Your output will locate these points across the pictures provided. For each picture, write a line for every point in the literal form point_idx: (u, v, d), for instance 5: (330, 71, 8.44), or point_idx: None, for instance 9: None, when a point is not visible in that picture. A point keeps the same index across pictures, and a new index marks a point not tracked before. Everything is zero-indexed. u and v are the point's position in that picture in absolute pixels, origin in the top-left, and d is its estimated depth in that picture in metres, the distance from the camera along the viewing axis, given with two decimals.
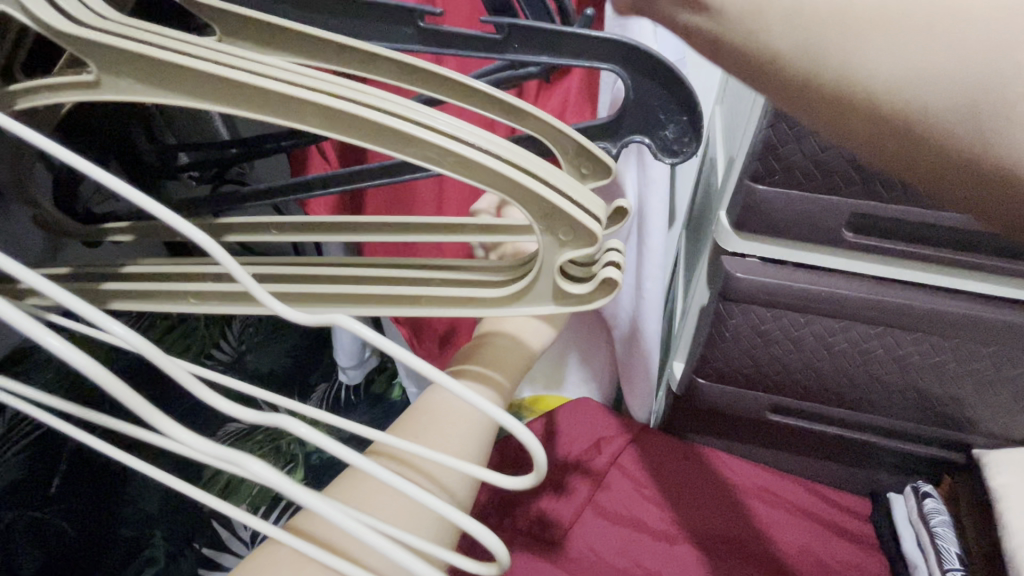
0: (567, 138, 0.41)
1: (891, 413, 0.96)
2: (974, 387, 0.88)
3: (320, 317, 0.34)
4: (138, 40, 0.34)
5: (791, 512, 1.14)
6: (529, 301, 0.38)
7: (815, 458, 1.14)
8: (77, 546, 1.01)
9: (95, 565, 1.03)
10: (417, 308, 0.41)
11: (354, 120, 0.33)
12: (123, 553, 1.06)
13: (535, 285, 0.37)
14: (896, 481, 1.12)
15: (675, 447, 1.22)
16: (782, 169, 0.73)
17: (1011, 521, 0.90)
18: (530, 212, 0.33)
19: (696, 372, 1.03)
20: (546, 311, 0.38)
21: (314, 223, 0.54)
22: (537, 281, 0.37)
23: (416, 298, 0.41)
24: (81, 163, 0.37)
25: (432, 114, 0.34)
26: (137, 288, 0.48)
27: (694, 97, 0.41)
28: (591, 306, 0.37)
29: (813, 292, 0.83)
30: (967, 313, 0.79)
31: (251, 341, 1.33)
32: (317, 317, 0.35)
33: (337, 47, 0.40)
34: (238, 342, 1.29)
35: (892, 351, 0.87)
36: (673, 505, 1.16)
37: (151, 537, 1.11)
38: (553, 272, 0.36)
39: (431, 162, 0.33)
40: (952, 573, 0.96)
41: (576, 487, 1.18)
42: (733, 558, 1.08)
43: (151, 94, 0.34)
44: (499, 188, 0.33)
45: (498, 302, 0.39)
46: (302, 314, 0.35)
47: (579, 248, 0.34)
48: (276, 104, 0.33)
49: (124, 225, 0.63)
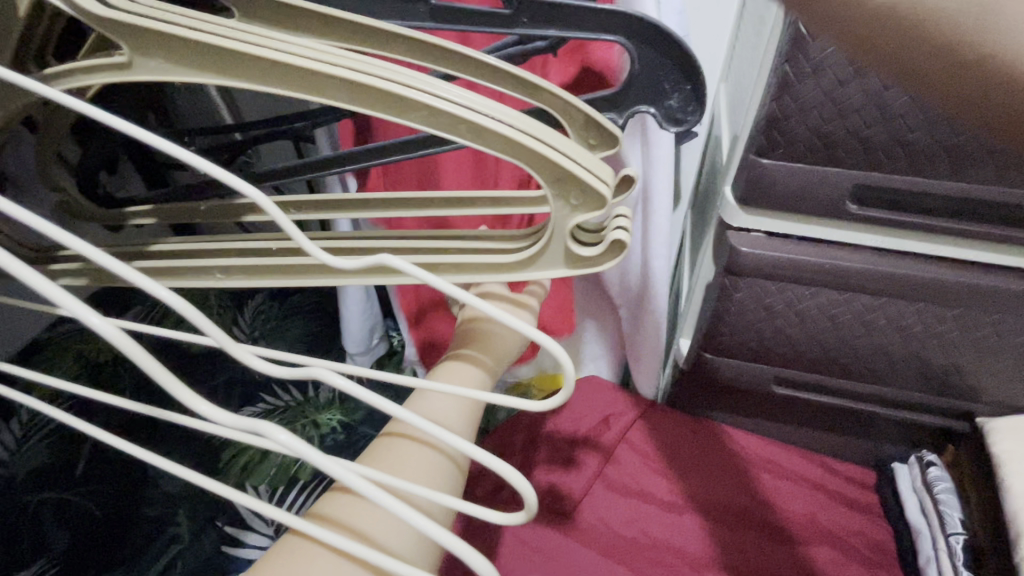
0: (575, 109, 0.43)
1: (895, 383, 0.98)
2: (977, 355, 0.89)
3: (365, 260, 0.36)
4: (165, 22, 0.36)
5: (797, 482, 1.16)
6: (541, 262, 0.40)
7: (820, 430, 1.16)
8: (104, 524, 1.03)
9: (118, 540, 1.02)
10: (433, 274, 0.43)
11: (372, 92, 0.35)
12: (146, 531, 1.04)
13: (547, 247, 0.39)
14: (900, 451, 1.14)
15: (683, 422, 1.24)
16: (786, 143, 0.73)
17: (1013, 486, 0.92)
18: (544, 177, 0.35)
19: (703, 346, 1.04)
20: (558, 274, 0.40)
21: (330, 200, 0.55)
22: (549, 241, 0.39)
23: (438, 264, 0.42)
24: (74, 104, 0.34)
25: (446, 86, 0.36)
26: (161, 263, 0.50)
27: (697, 65, 0.42)
28: (598, 268, 0.39)
29: (817, 264, 0.84)
30: (970, 282, 0.80)
31: (262, 328, 1.39)
32: (361, 261, 0.37)
33: (354, 25, 0.41)
34: (250, 328, 1.37)
35: (894, 320, 0.89)
36: (681, 476, 1.19)
37: (174, 517, 1.07)
38: (563, 235, 0.38)
39: (448, 131, 0.35)
40: (955, 537, 1.00)
41: (585, 461, 1.21)
42: (739, 527, 1.11)
43: (179, 74, 0.36)
44: (519, 158, 0.35)
45: (509, 267, 0.41)
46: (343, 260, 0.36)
47: (588, 212, 0.36)
48: (298, 80, 0.35)
49: (146, 208, 0.65)
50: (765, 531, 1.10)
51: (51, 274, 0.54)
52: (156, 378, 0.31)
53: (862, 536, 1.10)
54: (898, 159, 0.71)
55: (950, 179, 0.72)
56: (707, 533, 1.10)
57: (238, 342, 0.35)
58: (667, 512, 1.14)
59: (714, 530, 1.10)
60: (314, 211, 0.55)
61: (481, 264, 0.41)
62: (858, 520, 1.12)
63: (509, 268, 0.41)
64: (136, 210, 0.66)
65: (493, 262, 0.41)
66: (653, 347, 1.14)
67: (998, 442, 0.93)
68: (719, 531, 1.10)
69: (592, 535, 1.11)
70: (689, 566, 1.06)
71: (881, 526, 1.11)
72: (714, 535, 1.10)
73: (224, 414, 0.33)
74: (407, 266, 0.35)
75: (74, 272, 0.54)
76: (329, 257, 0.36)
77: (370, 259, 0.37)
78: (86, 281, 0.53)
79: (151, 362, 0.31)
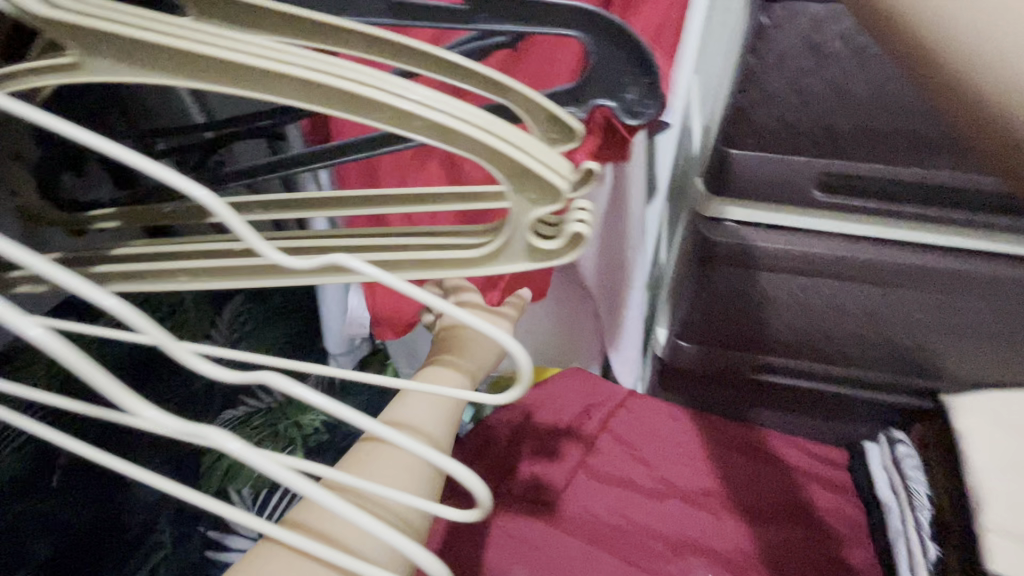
0: (536, 104, 0.43)
1: (865, 365, 1.01)
2: (941, 336, 0.93)
3: (320, 260, 0.36)
4: (116, 21, 0.35)
5: (774, 465, 1.20)
6: (502, 258, 0.41)
7: (796, 412, 1.20)
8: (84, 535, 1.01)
9: (103, 550, 1.03)
10: (395, 272, 0.43)
11: (329, 91, 0.35)
12: (132, 538, 1.07)
13: (507, 243, 0.40)
14: (871, 430, 1.18)
15: (663, 410, 1.28)
16: (752, 133, 0.75)
17: (975, 459, 0.96)
18: (502, 171, 0.36)
19: (680, 335, 1.06)
20: (520, 268, 0.40)
21: (299, 199, 0.55)
22: (508, 238, 0.39)
23: (401, 263, 0.43)
24: (20, 108, 0.33)
25: (404, 84, 0.36)
26: (125, 267, 0.50)
27: (652, 59, 0.43)
28: (558, 261, 0.39)
29: (785, 251, 0.87)
30: (931, 265, 0.83)
31: (242, 331, 1.33)
32: (314, 260, 0.36)
33: (313, 23, 0.41)
34: (230, 331, 1.30)
35: (861, 304, 0.92)
36: (661, 462, 1.21)
37: (158, 523, 1.11)
38: (522, 229, 0.38)
39: (407, 129, 0.35)
40: (920, 510, 1.04)
41: (567, 452, 1.22)
42: (719, 510, 1.13)
43: (133, 75, 0.35)
44: (481, 156, 0.35)
45: (471, 265, 0.41)
46: (297, 260, 0.36)
47: (545, 206, 0.37)
48: (255, 80, 0.35)
49: (110, 212, 0.64)
50: (743, 513, 1.13)
51: (10, 283, 0.53)
52: (97, 387, 0.32)
53: (836, 513, 1.14)
54: (860, 147, 0.73)
55: (908, 166, 0.74)
56: (688, 517, 1.12)
57: (181, 341, 0.36)
58: (648, 498, 1.16)
59: (694, 513, 1.13)
60: (282, 210, 0.55)
61: (443, 260, 0.41)
62: (831, 497, 1.16)
63: (469, 265, 0.41)
64: (100, 214, 0.64)
65: (454, 258, 0.41)
66: (632, 338, 1.15)
67: (961, 419, 0.96)
68: (699, 514, 1.13)
69: (575, 523, 1.12)
70: (671, 550, 1.08)
71: (854, 502, 1.15)
72: (694, 518, 1.12)
73: (170, 417, 0.34)
74: (361, 266, 0.35)
75: (35, 279, 0.53)
76: (278, 256, 0.35)
77: (324, 258, 0.36)
78: (47, 288, 0.52)
79: (94, 371, 0.32)
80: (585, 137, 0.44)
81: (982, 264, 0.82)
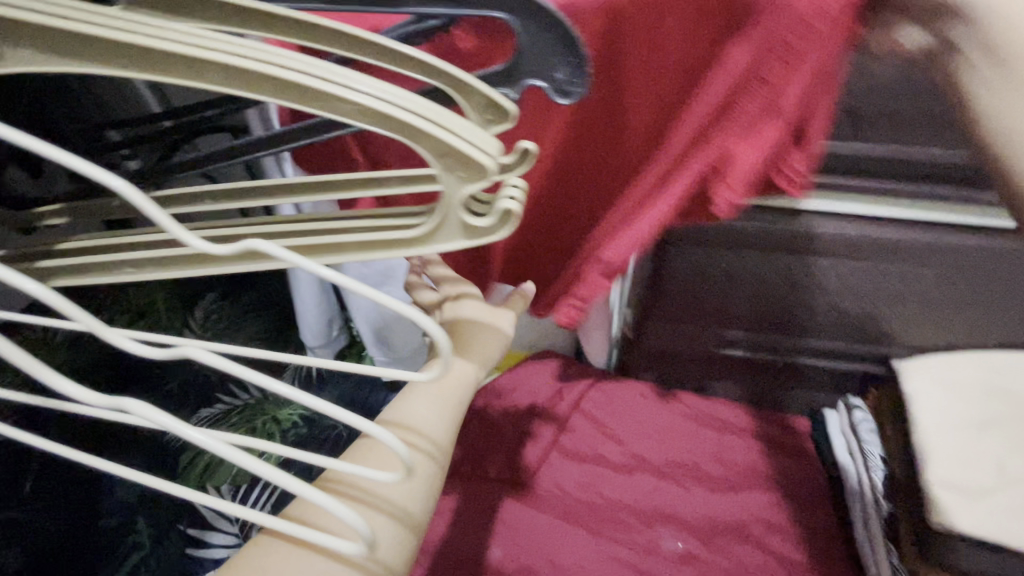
0: (470, 87, 0.44)
1: (820, 334, 1.05)
2: (887, 303, 0.97)
3: (239, 245, 0.38)
4: (35, 11, 0.35)
5: (740, 435, 1.24)
6: (435, 238, 0.42)
7: (758, 382, 1.24)
8: (58, 542, 0.91)
9: (74, 559, 0.92)
10: (333, 256, 0.43)
11: (254, 76, 0.35)
12: (107, 541, 0.96)
13: (438, 223, 0.41)
14: (829, 397, 1.24)
15: (632, 387, 1.31)
16: None
17: (921, 419, 0.99)
18: (430, 151, 0.37)
19: (645, 313, 1.09)
20: (456, 247, 0.41)
21: (246, 189, 0.55)
22: (437, 219, 0.40)
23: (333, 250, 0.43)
24: None
25: (330, 68, 0.37)
26: (70, 261, 0.49)
27: (577, 38, 0.44)
28: (492, 238, 0.40)
29: (738, 226, 0.89)
30: (873, 235, 0.87)
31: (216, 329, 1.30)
32: (233, 247, 0.38)
33: (242, 10, 0.41)
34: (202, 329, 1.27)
35: (813, 275, 0.95)
36: (632, 438, 1.24)
37: (135, 524, 1.00)
38: (455, 207, 0.39)
39: (334, 112, 0.36)
40: (876, 472, 1.08)
41: (540, 432, 1.25)
42: (688, 480, 1.18)
43: (56, 64, 0.35)
44: (408, 136, 0.36)
45: (401, 245, 0.42)
46: (219, 247, 0.38)
47: (475, 183, 0.38)
48: (180, 67, 0.35)
49: (56, 209, 0.62)
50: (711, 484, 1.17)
51: None
52: (20, 367, 0.33)
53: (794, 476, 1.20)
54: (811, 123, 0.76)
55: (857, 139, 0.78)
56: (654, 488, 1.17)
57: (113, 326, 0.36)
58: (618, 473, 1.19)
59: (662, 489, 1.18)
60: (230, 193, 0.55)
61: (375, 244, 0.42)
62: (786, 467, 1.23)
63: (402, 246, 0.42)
64: (45, 211, 0.63)
65: (388, 241, 0.42)
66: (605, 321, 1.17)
67: (908, 381, 1.01)
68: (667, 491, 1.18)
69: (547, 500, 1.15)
70: (642, 521, 1.12)
71: (816, 466, 1.20)
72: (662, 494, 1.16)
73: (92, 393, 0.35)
74: (275, 250, 0.38)
75: None
76: (201, 244, 0.36)
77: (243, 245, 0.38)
78: None
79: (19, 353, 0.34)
80: (519, 118, 0.44)
81: (920, 232, 0.86)
